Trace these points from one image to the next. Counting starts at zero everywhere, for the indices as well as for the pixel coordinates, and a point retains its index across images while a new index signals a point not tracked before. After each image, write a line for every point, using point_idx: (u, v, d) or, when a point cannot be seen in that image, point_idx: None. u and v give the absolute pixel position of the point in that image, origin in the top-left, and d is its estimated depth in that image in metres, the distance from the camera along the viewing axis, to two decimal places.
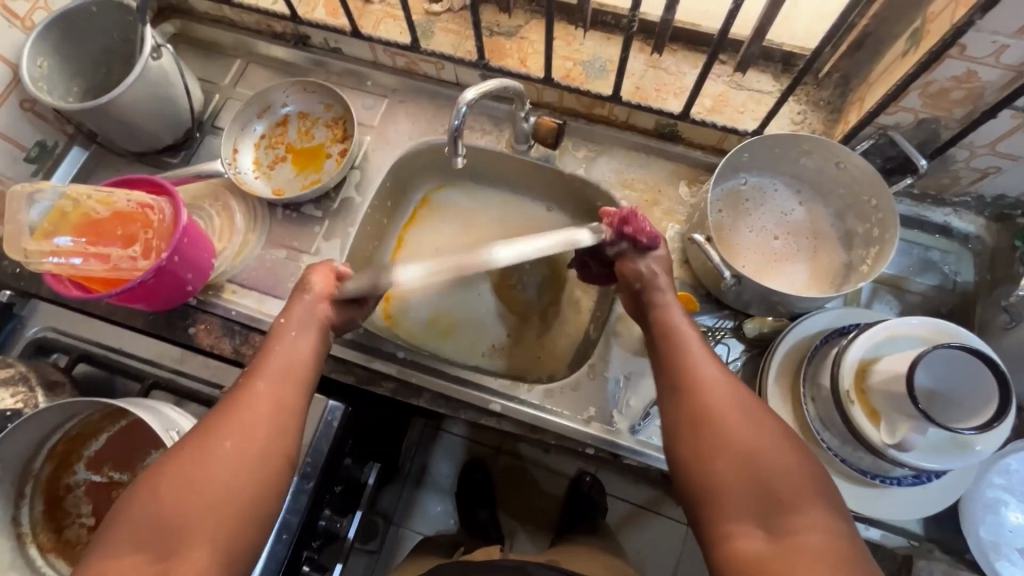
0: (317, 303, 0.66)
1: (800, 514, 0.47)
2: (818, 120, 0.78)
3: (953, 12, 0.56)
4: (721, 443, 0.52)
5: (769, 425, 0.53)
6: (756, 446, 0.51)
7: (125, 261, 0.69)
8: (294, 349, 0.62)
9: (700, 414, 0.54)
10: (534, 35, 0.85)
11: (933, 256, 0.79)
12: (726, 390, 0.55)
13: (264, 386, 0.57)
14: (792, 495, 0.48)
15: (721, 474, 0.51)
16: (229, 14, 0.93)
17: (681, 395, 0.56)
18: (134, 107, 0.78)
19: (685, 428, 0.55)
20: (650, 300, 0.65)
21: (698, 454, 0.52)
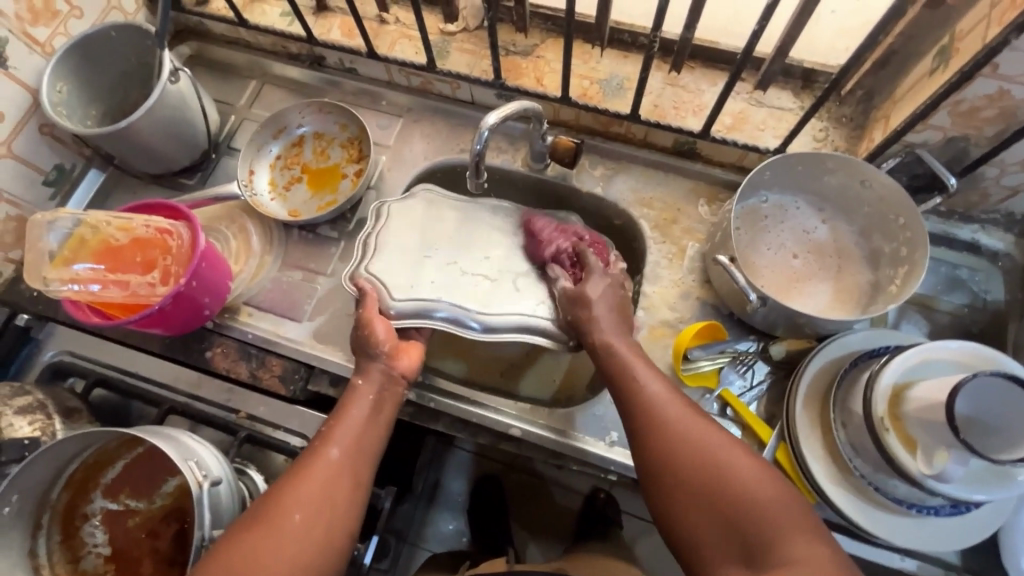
0: (389, 363, 0.66)
1: (785, 544, 0.46)
2: (841, 137, 0.77)
3: (986, 29, 0.55)
4: (692, 480, 0.51)
5: (739, 455, 0.52)
6: (732, 481, 0.50)
7: (144, 287, 0.69)
8: (371, 414, 0.62)
9: (666, 452, 0.53)
10: (550, 53, 0.85)
11: (962, 274, 0.77)
12: (695, 423, 0.55)
13: (337, 453, 0.58)
14: (771, 528, 0.47)
15: (693, 515, 0.50)
16: (245, 36, 0.94)
17: (646, 438, 0.55)
18: (153, 131, 0.79)
19: (657, 476, 0.53)
20: (591, 329, 0.65)
21: (674, 499, 0.52)
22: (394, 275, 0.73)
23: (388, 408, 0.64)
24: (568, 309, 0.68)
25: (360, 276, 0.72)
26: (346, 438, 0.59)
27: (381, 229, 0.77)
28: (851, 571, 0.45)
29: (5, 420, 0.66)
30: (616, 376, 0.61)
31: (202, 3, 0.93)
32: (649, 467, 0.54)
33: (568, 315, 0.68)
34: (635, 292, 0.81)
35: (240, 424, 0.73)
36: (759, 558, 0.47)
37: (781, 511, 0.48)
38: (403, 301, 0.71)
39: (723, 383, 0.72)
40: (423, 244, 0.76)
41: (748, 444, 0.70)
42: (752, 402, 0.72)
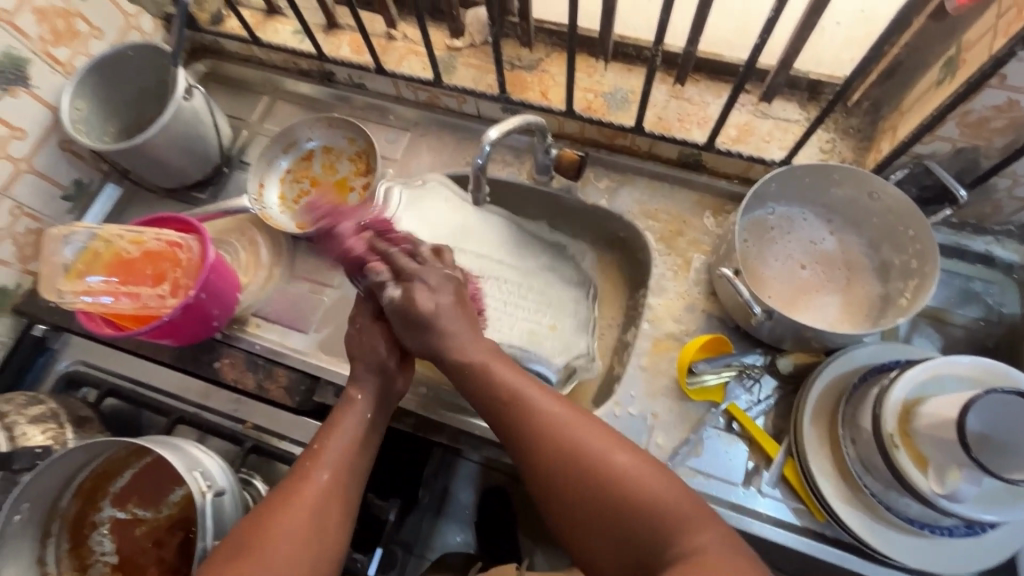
0: (388, 378, 0.66)
1: (678, 536, 0.48)
2: (848, 148, 0.76)
3: (992, 41, 0.55)
4: (588, 488, 0.51)
5: (622, 454, 0.52)
6: (627, 482, 0.50)
7: (154, 299, 0.71)
8: (361, 433, 0.63)
9: (557, 461, 0.52)
10: (555, 67, 0.85)
11: (975, 286, 0.75)
12: (581, 427, 0.53)
13: (328, 476, 0.58)
14: (671, 521, 0.48)
15: (594, 522, 0.50)
16: (257, 53, 0.96)
17: (535, 450, 0.54)
18: (166, 146, 0.81)
19: (552, 488, 0.52)
20: (444, 344, 0.61)
21: (573, 510, 0.51)
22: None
23: (378, 426, 0.65)
24: (410, 327, 0.62)
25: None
26: (335, 459, 0.60)
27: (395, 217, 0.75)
28: (744, 547, 0.48)
29: (19, 429, 0.67)
30: (493, 395, 0.57)
31: (216, 22, 0.95)
32: (541, 479, 0.53)
33: (412, 333, 0.62)
34: (640, 304, 0.81)
35: (246, 434, 0.75)
36: (655, 555, 0.48)
37: (676, 503, 0.49)
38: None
39: (730, 398, 0.71)
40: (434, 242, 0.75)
41: (756, 460, 0.68)
42: (759, 417, 0.71)
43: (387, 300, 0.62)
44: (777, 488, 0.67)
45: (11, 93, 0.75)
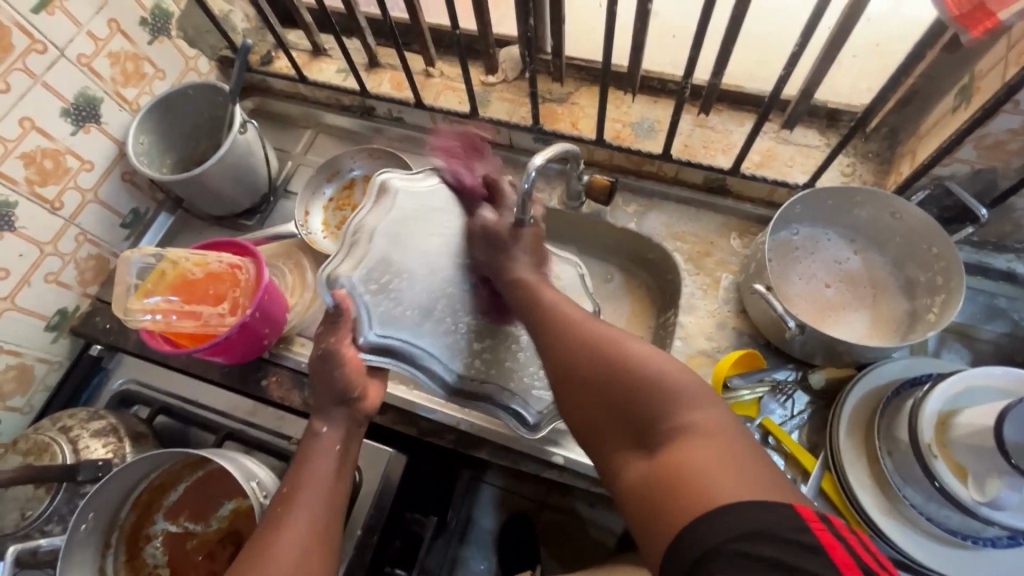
0: (356, 406, 0.64)
1: (675, 414, 0.48)
2: (868, 171, 0.80)
3: (1004, 70, 0.59)
4: (593, 373, 0.53)
5: (627, 341, 0.54)
6: (625, 361, 0.52)
7: (215, 318, 0.74)
8: (335, 465, 0.62)
9: (567, 355, 0.56)
10: (584, 100, 0.91)
11: (1000, 302, 0.77)
12: (598, 323, 0.58)
13: (304, 518, 0.58)
14: (664, 398, 0.49)
15: (594, 405, 0.53)
16: (302, 91, 1.03)
17: (549, 341, 0.59)
18: (221, 177, 0.86)
19: (559, 374, 0.56)
20: (503, 266, 0.67)
21: (578, 394, 0.54)
22: (383, 293, 0.61)
23: (350, 454, 0.64)
24: (484, 249, 0.68)
25: (341, 285, 0.58)
26: (308, 501, 0.59)
27: (377, 226, 0.61)
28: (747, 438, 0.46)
29: (82, 442, 0.71)
30: (527, 302, 0.64)
31: (266, 63, 1.03)
32: (554, 373, 0.57)
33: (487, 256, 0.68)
34: (670, 322, 0.83)
35: (292, 449, 0.76)
36: (655, 432, 0.48)
37: (679, 386, 0.49)
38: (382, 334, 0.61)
39: (764, 413, 0.73)
40: (416, 259, 0.64)
41: (793, 473, 0.70)
42: (794, 431, 0.72)
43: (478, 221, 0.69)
44: (816, 502, 0.68)
45: (84, 129, 0.82)
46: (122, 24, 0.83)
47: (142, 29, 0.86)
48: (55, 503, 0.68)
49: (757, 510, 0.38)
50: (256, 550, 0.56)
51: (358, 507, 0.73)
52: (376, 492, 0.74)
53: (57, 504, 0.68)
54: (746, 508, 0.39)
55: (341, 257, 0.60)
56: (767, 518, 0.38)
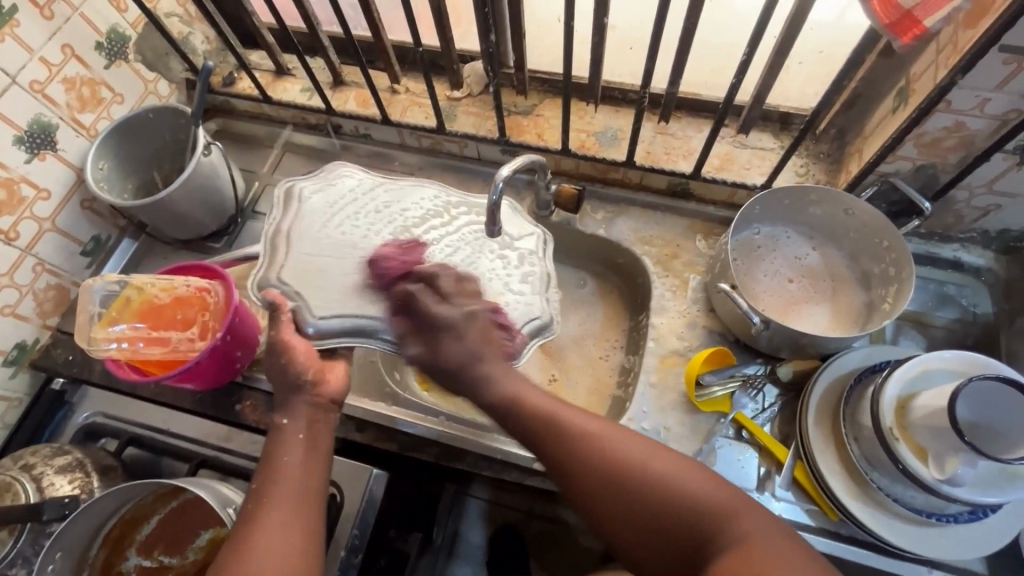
0: (314, 390, 0.64)
1: (728, 529, 0.50)
2: (821, 171, 0.84)
3: (935, 73, 0.62)
4: (632, 501, 0.53)
5: (654, 459, 0.54)
6: (661, 480, 0.53)
7: (184, 343, 0.73)
8: (304, 453, 0.61)
9: (597, 481, 0.55)
10: (549, 112, 0.93)
11: (949, 290, 0.81)
12: (610, 441, 0.56)
13: (277, 510, 0.55)
14: (710, 514, 0.51)
15: (640, 531, 0.53)
16: (267, 110, 1.03)
17: (569, 465, 0.56)
18: (186, 200, 0.85)
19: (591, 501, 0.55)
20: (483, 386, 0.61)
21: (618, 521, 0.54)
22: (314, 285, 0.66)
23: (318, 440, 0.62)
24: (444, 380, 0.63)
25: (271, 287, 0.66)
26: (280, 491, 0.57)
27: (291, 225, 0.69)
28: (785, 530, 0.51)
29: (47, 480, 0.68)
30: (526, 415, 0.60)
31: (228, 84, 1.02)
32: (586, 498, 0.55)
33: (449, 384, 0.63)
34: (643, 325, 0.85)
35: None
36: (709, 549, 0.50)
37: (714, 497, 0.52)
38: (326, 318, 0.64)
39: (737, 407, 0.75)
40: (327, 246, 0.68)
41: (766, 465, 0.72)
42: (765, 423, 0.75)
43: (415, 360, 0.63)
44: (790, 491, 0.70)
45: (40, 156, 0.80)
46: (76, 48, 0.81)
47: (98, 53, 0.84)
48: (18, 545, 0.65)
49: None
50: (231, 551, 0.53)
51: (341, 526, 0.72)
52: (358, 512, 0.73)
53: (21, 545, 0.65)
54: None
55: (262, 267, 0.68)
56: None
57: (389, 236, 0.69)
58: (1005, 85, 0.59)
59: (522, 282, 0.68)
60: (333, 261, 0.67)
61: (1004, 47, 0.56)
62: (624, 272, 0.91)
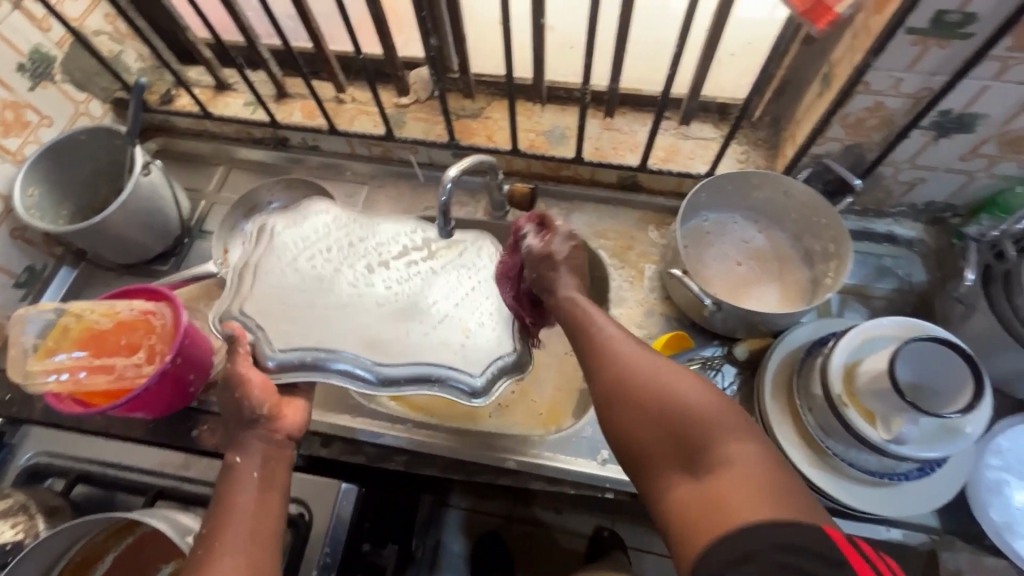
0: (270, 426, 0.61)
1: (719, 443, 0.48)
2: (760, 157, 0.87)
3: (852, 57, 0.66)
4: (637, 408, 0.53)
5: (678, 373, 0.54)
6: (668, 391, 0.52)
7: (131, 369, 0.70)
8: (259, 494, 0.57)
9: (609, 383, 0.56)
10: (497, 114, 0.94)
11: (886, 262, 0.86)
12: (643, 356, 0.56)
13: (231, 554, 0.52)
14: (708, 428, 0.49)
15: (642, 432, 0.53)
16: (209, 127, 1.00)
17: (596, 364, 0.58)
18: (126, 223, 0.82)
19: (605, 399, 0.56)
20: (552, 285, 0.67)
21: (625, 421, 0.54)
22: (278, 317, 0.68)
23: (274, 479, 0.59)
24: (535, 270, 0.68)
25: (235, 318, 0.67)
26: (235, 533, 0.53)
27: (262, 259, 0.72)
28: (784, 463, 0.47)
29: None
30: (573, 322, 0.63)
31: (166, 102, 0.99)
32: (604, 398, 0.56)
33: (534, 273, 0.68)
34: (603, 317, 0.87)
35: None
36: (698, 457, 0.49)
37: (716, 414, 0.50)
38: (285, 352, 0.65)
39: None
40: (298, 279, 0.72)
41: None
42: None
43: (525, 248, 0.69)
44: None
45: None
46: None
47: (20, 75, 0.80)
48: None
49: (789, 526, 0.40)
50: None
51: (311, 544, 0.70)
52: (327, 530, 0.71)
53: None
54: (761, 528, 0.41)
55: (232, 296, 0.70)
56: (794, 534, 0.40)
57: (360, 271, 0.75)
58: (915, 66, 0.63)
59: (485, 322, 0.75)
60: (301, 295, 0.71)
61: (910, 29, 0.60)
62: None
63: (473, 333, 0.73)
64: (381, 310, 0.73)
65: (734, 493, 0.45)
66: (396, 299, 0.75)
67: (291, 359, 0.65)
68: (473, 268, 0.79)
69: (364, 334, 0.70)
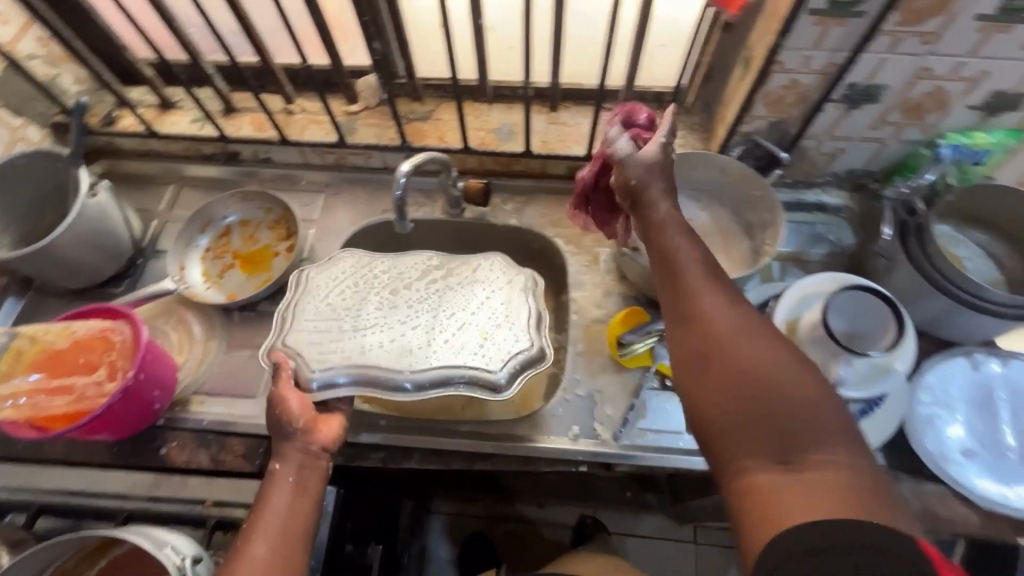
0: (306, 438, 0.61)
1: (818, 439, 0.43)
2: (696, 139, 0.93)
3: (765, 40, 0.73)
4: (729, 371, 0.47)
5: (785, 353, 0.48)
6: (769, 364, 0.46)
7: (92, 388, 0.68)
8: (293, 498, 0.57)
9: (695, 340, 0.50)
10: (446, 115, 0.97)
11: (819, 229, 0.92)
12: (748, 322, 0.50)
13: (263, 552, 0.52)
14: (807, 420, 0.43)
15: (729, 396, 0.46)
16: (156, 146, 0.99)
17: (686, 316, 0.52)
18: (75, 245, 0.80)
19: (689, 354, 0.51)
20: (642, 198, 0.64)
21: (708, 379, 0.48)
22: (315, 345, 0.68)
23: (312, 484, 0.59)
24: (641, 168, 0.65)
25: (278, 349, 0.67)
26: (269, 531, 0.54)
27: (295, 298, 0.73)
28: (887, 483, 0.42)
29: None
30: (669, 268, 0.57)
31: (108, 123, 0.98)
32: (689, 352, 0.51)
33: (637, 169, 0.65)
34: (565, 302, 0.90)
35: (208, 513, 0.74)
36: (791, 445, 0.43)
37: (818, 407, 0.44)
38: (323, 371, 0.66)
39: (659, 359, 0.81)
40: (332, 310, 0.71)
41: None
42: None
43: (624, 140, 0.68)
44: None
45: None
46: None
47: None
48: None
49: (868, 533, 0.36)
50: None
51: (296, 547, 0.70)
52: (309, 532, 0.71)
53: None
54: (839, 529, 0.37)
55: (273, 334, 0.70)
56: (873, 541, 0.36)
57: (388, 295, 0.73)
58: (821, 44, 0.70)
59: (508, 325, 0.71)
60: (335, 321, 0.70)
61: (812, 11, 0.66)
62: (540, 258, 0.96)
63: (494, 335, 0.70)
64: (412, 323, 0.71)
65: (819, 496, 0.40)
66: (420, 315, 0.71)
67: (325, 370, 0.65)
68: (491, 278, 0.75)
69: (397, 349, 0.68)
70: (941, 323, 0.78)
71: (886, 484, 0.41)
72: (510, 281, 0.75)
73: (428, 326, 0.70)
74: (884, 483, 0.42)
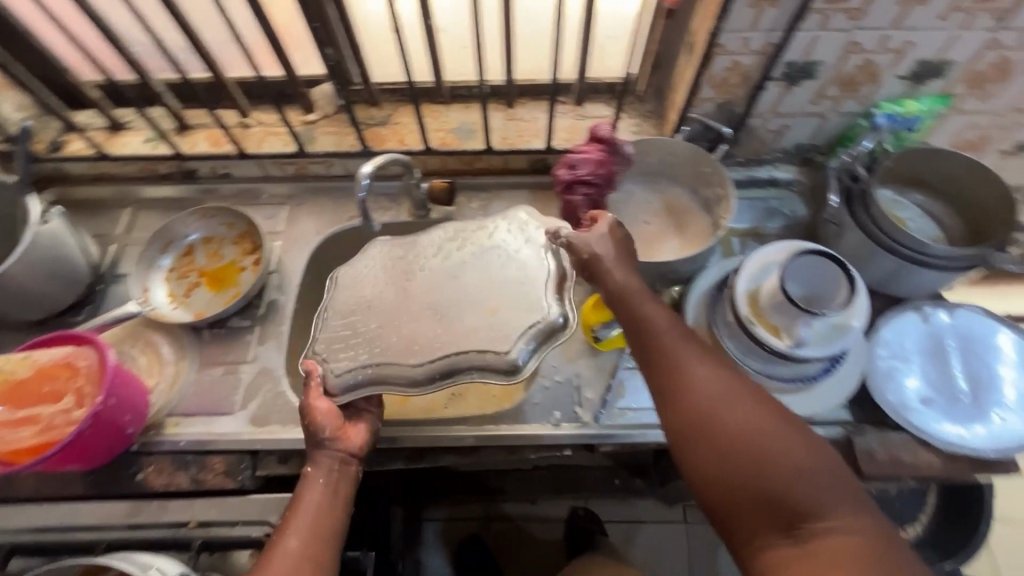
0: (339, 445, 0.64)
1: (819, 510, 0.48)
2: (650, 125, 0.96)
3: (706, 24, 0.76)
4: (725, 451, 0.52)
5: (776, 424, 0.52)
6: (763, 442, 0.51)
7: (59, 416, 0.66)
8: (325, 497, 0.61)
9: (687, 420, 0.55)
10: (405, 118, 0.97)
11: (772, 204, 0.96)
12: (733, 396, 0.54)
13: (297, 543, 0.57)
14: (806, 493, 0.48)
15: (729, 475, 0.51)
16: (108, 170, 0.97)
17: (673, 397, 0.56)
18: (30, 274, 0.78)
19: (683, 434, 0.55)
20: (598, 272, 0.65)
21: (708, 461, 0.53)
22: (342, 346, 0.68)
23: (343, 487, 0.63)
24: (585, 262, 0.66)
25: (311, 358, 0.68)
26: (303, 524, 0.59)
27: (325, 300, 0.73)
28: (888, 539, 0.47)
29: None
30: (643, 348, 0.60)
31: (56, 149, 0.95)
32: (682, 433, 0.55)
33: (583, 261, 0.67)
34: None
35: (195, 534, 0.69)
36: (796, 519, 0.48)
37: (814, 477, 0.49)
38: (345, 373, 0.66)
39: None
40: (358, 304, 0.71)
41: None
42: None
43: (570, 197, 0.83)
44: None
45: None
46: None
47: None
48: None
49: None
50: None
51: None
52: None
53: None
54: None
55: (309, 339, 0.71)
56: None
57: (409, 279, 0.71)
58: (757, 25, 0.74)
59: (529, 290, 0.68)
60: (355, 320, 0.70)
61: None
62: None
63: (508, 303, 0.68)
64: (429, 306, 0.69)
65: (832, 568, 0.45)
66: (439, 297, 0.69)
67: (348, 366, 0.66)
68: (508, 242, 0.73)
69: (415, 337, 0.67)
70: (892, 281, 0.82)
71: (890, 542, 0.47)
72: (528, 246, 0.72)
73: (451, 306, 0.68)
74: (886, 538, 0.47)
